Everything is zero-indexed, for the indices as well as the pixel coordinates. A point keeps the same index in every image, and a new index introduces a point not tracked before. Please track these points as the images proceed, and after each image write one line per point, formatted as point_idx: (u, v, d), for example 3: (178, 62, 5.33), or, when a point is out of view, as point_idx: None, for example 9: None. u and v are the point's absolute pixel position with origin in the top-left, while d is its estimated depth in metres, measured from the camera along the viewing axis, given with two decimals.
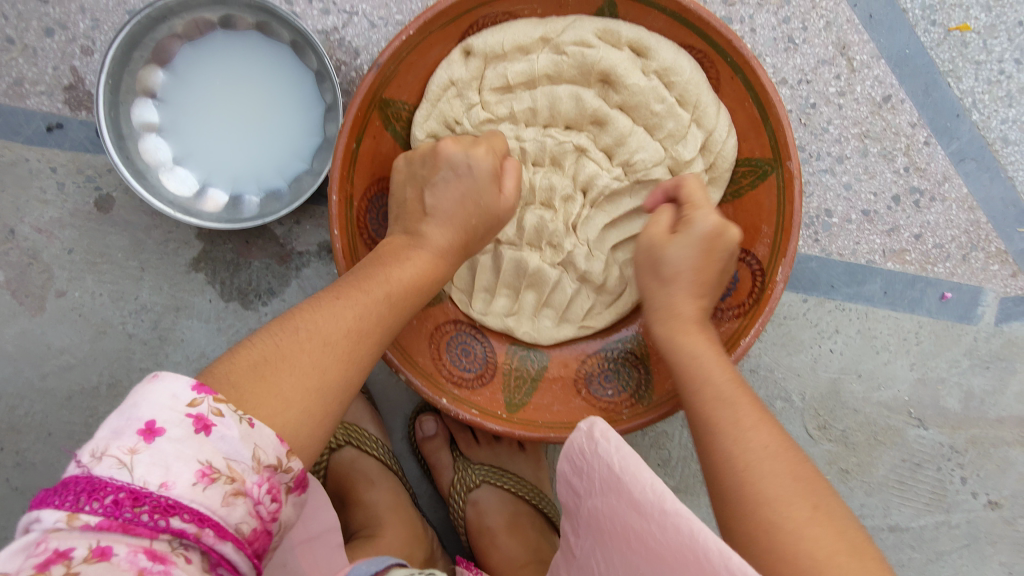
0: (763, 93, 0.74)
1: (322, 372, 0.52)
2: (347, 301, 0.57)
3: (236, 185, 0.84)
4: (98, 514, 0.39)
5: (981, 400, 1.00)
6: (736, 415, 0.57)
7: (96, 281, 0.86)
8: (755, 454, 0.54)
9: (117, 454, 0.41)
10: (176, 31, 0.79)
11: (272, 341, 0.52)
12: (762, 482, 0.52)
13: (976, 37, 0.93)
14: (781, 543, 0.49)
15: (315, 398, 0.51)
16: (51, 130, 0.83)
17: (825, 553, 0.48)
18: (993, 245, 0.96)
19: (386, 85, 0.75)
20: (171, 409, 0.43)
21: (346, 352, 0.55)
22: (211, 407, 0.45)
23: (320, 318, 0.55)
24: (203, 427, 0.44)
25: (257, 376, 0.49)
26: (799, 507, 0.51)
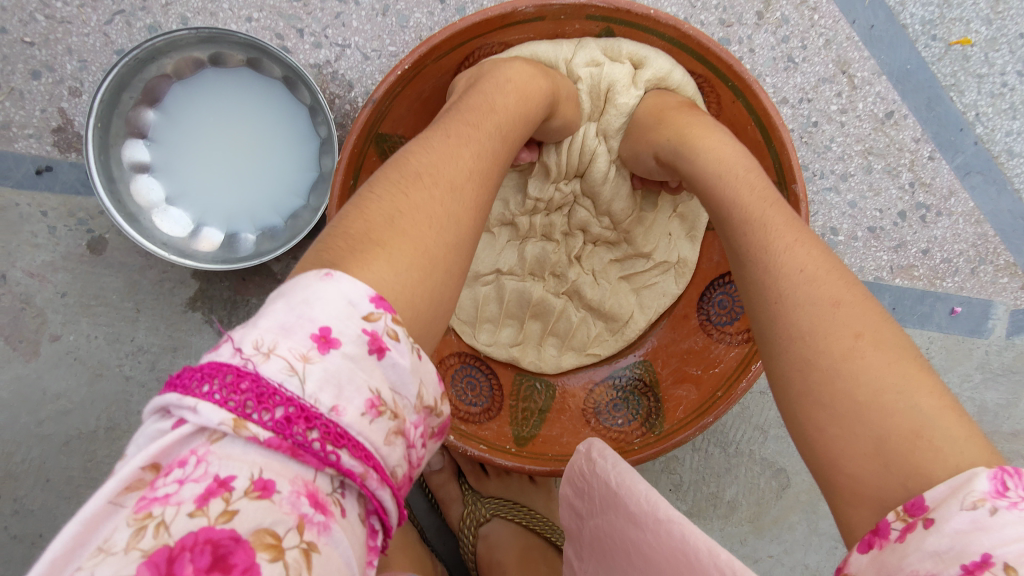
0: (767, 116, 0.73)
1: (453, 221, 0.46)
2: (460, 136, 0.53)
3: (231, 224, 0.82)
4: (268, 429, 0.30)
5: (995, 414, 0.99)
6: (776, 241, 0.51)
7: (90, 324, 0.84)
8: (794, 283, 0.48)
9: (286, 355, 0.32)
10: (164, 70, 0.77)
11: (391, 191, 0.45)
12: (793, 316, 0.46)
13: (978, 51, 0.92)
14: (820, 379, 0.43)
15: (454, 256, 0.46)
16: (40, 174, 0.82)
17: (863, 389, 0.42)
18: (1002, 258, 0.95)
19: (381, 120, 0.73)
20: (347, 317, 0.35)
21: (468, 197, 0.49)
22: (387, 327, 0.36)
23: (430, 162, 0.49)
24: (377, 349, 0.35)
25: (397, 233, 0.42)
26: (840, 338, 0.44)
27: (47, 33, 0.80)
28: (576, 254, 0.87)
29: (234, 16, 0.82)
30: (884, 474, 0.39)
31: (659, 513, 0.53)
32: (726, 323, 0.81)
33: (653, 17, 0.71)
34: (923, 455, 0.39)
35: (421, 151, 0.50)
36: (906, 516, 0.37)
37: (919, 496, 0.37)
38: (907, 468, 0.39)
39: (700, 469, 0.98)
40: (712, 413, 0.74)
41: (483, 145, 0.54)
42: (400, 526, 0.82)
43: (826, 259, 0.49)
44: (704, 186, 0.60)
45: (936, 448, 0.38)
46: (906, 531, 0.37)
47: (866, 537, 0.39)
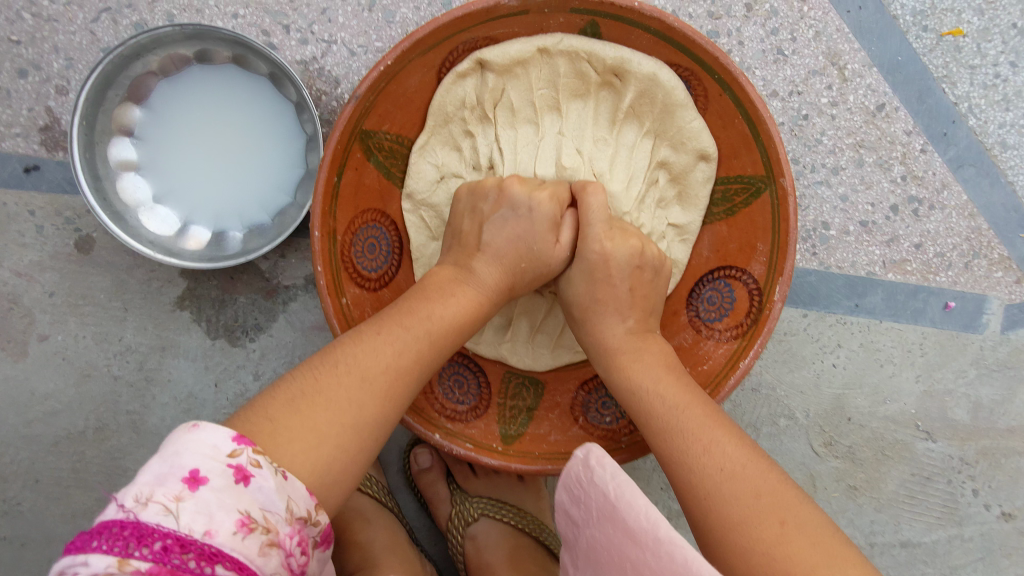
0: (754, 110, 0.72)
1: (359, 414, 0.51)
2: (389, 333, 0.56)
3: (219, 222, 0.82)
4: (148, 560, 0.37)
5: (990, 410, 0.98)
6: (693, 436, 0.56)
7: (78, 323, 0.84)
8: (712, 475, 0.53)
9: (162, 501, 0.39)
10: (150, 68, 0.78)
11: (310, 375, 0.52)
12: (723, 509, 0.51)
13: (970, 42, 0.91)
14: (761, 564, 0.47)
15: (350, 439, 0.50)
16: (28, 172, 0.82)
17: (801, 565, 0.46)
18: (996, 252, 0.94)
19: (366, 116, 0.73)
20: (213, 457, 0.42)
21: (382, 389, 0.53)
22: (251, 457, 0.43)
23: (359, 355, 0.54)
24: (244, 477, 0.42)
25: (291, 411, 0.49)
26: (767, 527, 0.49)
27: (34, 31, 0.80)
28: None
29: (220, 12, 0.82)
30: None
31: (657, 533, 0.51)
32: (714, 320, 0.80)
33: (637, 9, 0.71)
34: None
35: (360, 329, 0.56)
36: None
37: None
38: None
39: None
40: None
41: (427, 321, 0.58)
42: (391, 526, 0.82)
43: (746, 454, 0.54)
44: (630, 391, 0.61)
45: None
46: None
47: None
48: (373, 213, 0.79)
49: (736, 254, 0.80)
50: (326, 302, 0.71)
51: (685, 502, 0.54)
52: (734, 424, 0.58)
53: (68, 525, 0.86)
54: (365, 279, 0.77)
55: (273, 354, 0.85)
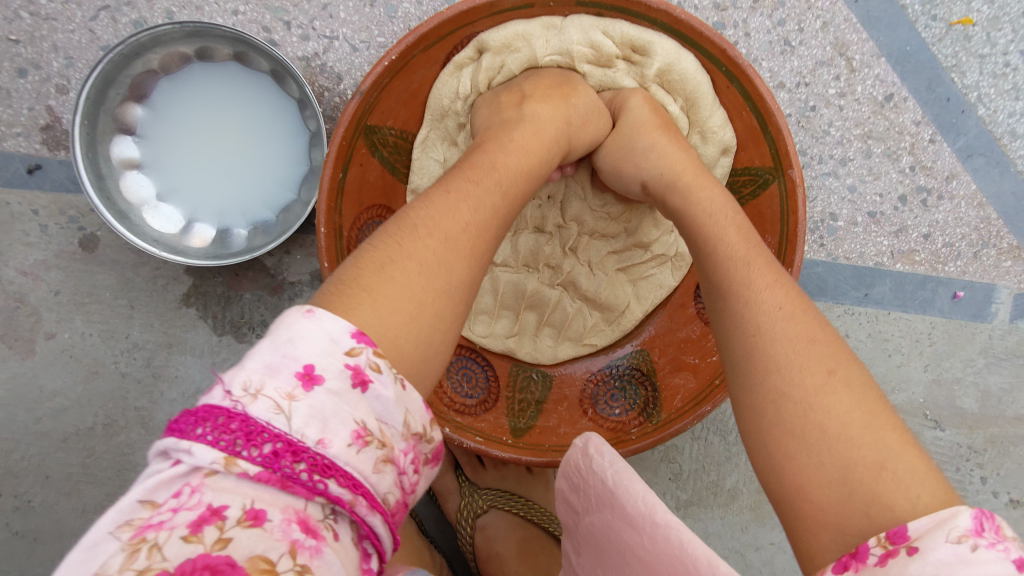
0: (762, 101, 0.71)
1: (448, 270, 0.47)
2: (460, 191, 0.52)
3: (223, 220, 0.81)
4: (257, 465, 0.32)
5: (998, 399, 0.97)
6: (745, 283, 0.53)
7: (84, 322, 0.84)
8: (769, 318, 0.50)
9: (274, 395, 0.34)
10: (151, 66, 0.76)
11: (381, 244, 0.46)
12: (775, 350, 0.48)
13: (980, 30, 0.89)
14: (791, 412, 0.45)
15: (444, 302, 0.46)
16: (31, 172, 0.81)
17: (833, 424, 0.44)
18: (1005, 241, 0.93)
19: (370, 112, 0.72)
20: (331, 352, 0.36)
21: (465, 248, 0.50)
22: (370, 360, 0.38)
23: (434, 215, 0.50)
24: (361, 382, 0.37)
25: (386, 280, 0.44)
26: (814, 374, 0.46)
27: (32, 30, 0.79)
28: (571, 245, 0.86)
29: (220, 9, 0.81)
30: (848, 503, 0.41)
31: (656, 517, 0.52)
32: None
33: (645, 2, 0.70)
34: (886, 486, 0.41)
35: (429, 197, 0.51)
36: (888, 543, 0.38)
37: (902, 526, 0.39)
38: (869, 495, 0.41)
39: (700, 458, 0.97)
40: (711, 403, 0.74)
41: (491, 193, 0.54)
42: (400, 520, 0.83)
43: (798, 304, 0.51)
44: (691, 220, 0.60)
45: (897, 480, 0.41)
46: (887, 557, 0.38)
47: (843, 559, 0.40)
48: (378, 209, 0.78)
49: None
50: None
51: (730, 344, 0.51)
52: (789, 278, 0.54)
53: (80, 519, 0.87)
54: None
55: None
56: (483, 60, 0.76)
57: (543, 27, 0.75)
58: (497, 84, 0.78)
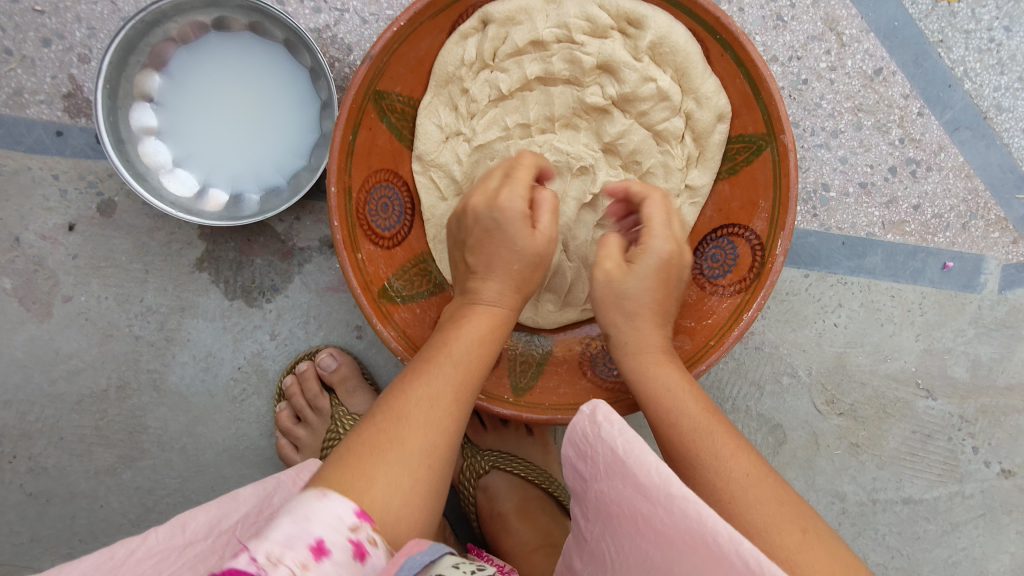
0: (754, 68, 0.75)
1: (419, 467, 0.53)
2: (424, 374, 0.59)
3: (236, 185, 0.84)
4: None
5: (989, 369, 1.00)
6: (713, 448, 0.59)
7: (100, 285, 0.87)
8: (740, 483, 0.56)
9: (293, 563, 0.40)
10: (170, 35, 0.80)
11: (364, 437, 0.54)
12: (750, 509, 0.54)
13: (964, 7, 0.93)
14: (777, 572, 0.50)
15: (415, 481, 0.52)
16: (71, 230, 0.86)
17: (818, 573, 0.49)
18: (993, 213, 0.96)
19: (379, 77, 0.76)
20: (336, 529, 0.44)
21: (433, 421, 0.56)
22: (366, 536, 0.46)
23: (397, 401, 0.57)
24: (361, 553, 0.44)
25: (361, 463, 0.51)
26: (790, 534, 0.52)
27: (57, 1, 0.83)
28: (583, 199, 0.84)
29: None
30: None
31: (671, 489, 0.51)
32: (718, 276, 0.82)
33: None
34: None
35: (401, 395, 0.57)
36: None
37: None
38: None
39: None
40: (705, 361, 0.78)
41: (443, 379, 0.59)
42: None
43: (760, 467, 0.58)
44: (651, 391, 0.65)
45: None
46: None
47: None
48: (385, 174, 0.81)
49: (738, 213, 0.82)
50: (343, 255, 0.74)
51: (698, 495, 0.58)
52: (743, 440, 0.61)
53: (93, 481, 0.89)
54: (379, 237, 0.80)
55: (290, 314, 0.89)
56: (488, 30, 0.79)
57: (544, 3, 0.79)
58: (501, 54, 0.80)
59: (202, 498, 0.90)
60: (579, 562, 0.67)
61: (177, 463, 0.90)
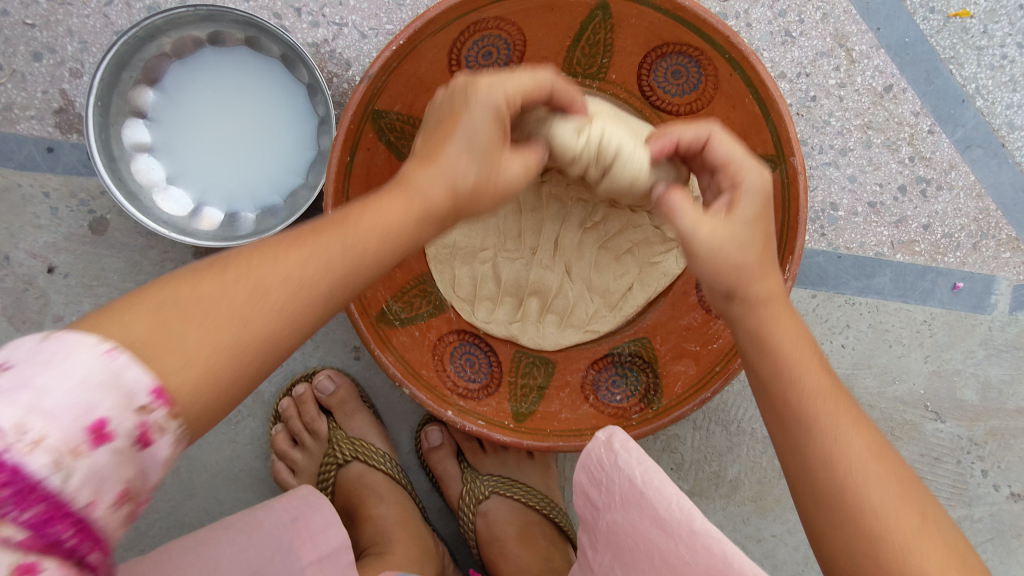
0: (764, 89, 0.72)
1: (239, 347, 0.42)
2: (318, 243, 0.46)
3: (231, 203, 0.82)
4: (23, 529, 0.32)
5: (999, 391, 0.98)
6: (796, 376, 0.52)
7: (91, 304, 0.84)
8: (828, 418, 0.51)
9: (54, 450, 0.33)
10: (164, 50, 0.78)
11: (240, 260, 0.44)
12: (840, 446, 0.50)
13: (977, 23, 0.91)
14: (860, 513, 0.48)
15: (231, 356, 0.42)
16: (52, 271, 0.84)
17: (902, 522, 0.48)
18: (1004, 232, 0.94)
19: (377, 96, 0.73)
20: (124, 409, 0.36)
21: (296, 308, 0.44)
22: (158, 420, 0.38)
23: (271, 258, 0.45)
24: (144, 442, 0.37)
25: (180, 305, 0.41)
26: (880, 474, 0.49)
27: (48, 14, 0.81)
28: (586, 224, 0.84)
29: None
30: None
31: (693, 525, 0.49)
32: None
33: None
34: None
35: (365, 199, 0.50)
36: None
37: None
38: None
39: (701, 447, 0.98)
40: (711, 389, 0.75)
41: (352, 242, 0.47)
42: (403, 501, 0.83)
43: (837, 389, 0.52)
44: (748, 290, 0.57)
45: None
46: None
47: None
48: None
49: None
50: None
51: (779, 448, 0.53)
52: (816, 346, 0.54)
53: None
54: None
55: None
56: None
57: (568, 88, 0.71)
58: None
59: (195, 521, 0.88)
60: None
61: (169, 485, 0.88)
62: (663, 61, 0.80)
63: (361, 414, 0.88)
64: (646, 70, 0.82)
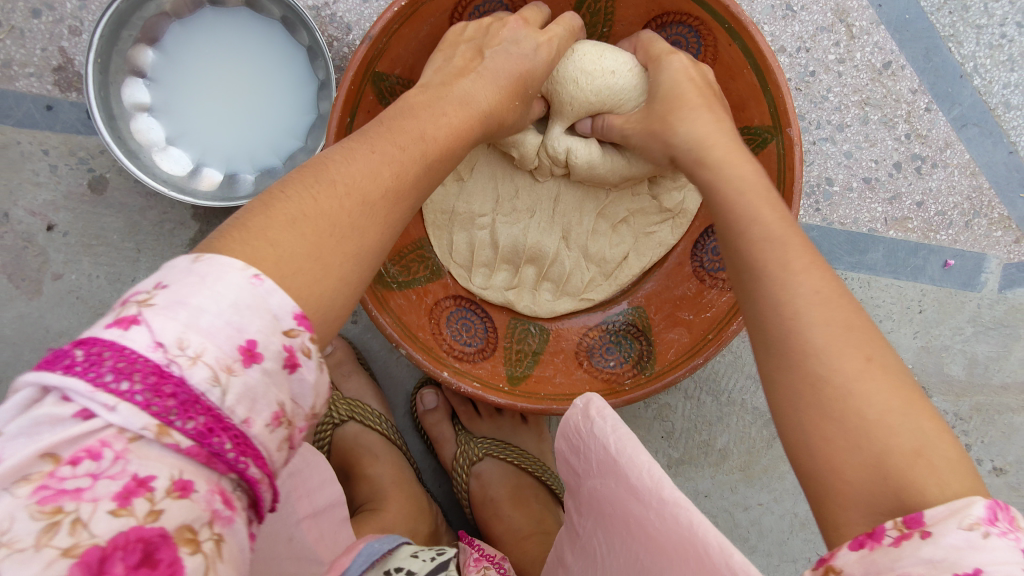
0: (763, 59, 0.72)
1: (358, 241, 0.44)
2: (358, 151, 0.47)
3: (231, 164, 0.82)
4: (189, 438, 0.31)
5: (985, 367, 0.99)
6: (772, 257, 0.47)
7: (90, 264, 0.85)
8: (807, 303, 0.44)
9: (212, 365, 0.33)
10: (164, 9, 0.78)
11: (308, 173, 0.44)
12: (808, 334, 0.43)
13: (977, 2, 0.92)
14: (832, 400, 0.41)
15: (352, 265, 0.43)
16: (51, 230, 0.84)
17: (871, 408, 0.40)
18: (996, 212, 0.95)
19: (379, 58, 0.73)
20: (272, 331, 0.35)
21: (382, 213, 0.46)
22: (306, 345, 0.37)
23: (343, 165, 0.46)
24: (292, 366, 0.36)
25: (295, 229, 0.40)
26: (851, 360, 0.42)
27: None
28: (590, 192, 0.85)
29: None
30: (880, 488, 0.39)
31: (663, 494, 0.48)
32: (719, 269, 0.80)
33: None
34: (921, 472, 0.38)
35: (452, 55, 0.64)
36: (904, 528, 0.37)
37: (919, 512, 0.37)
38: (902, 485, 0.38)
39: (692, 417, 1.00)
40: (702, 354, 0.76)
41: (428, 129, 0.53)
42: (399, 462, 0.85)
43: (838, 283, 0.45)
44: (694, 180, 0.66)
45: (934, 467, 0.38)
46: (901, 538, 0.36)
47: (858, 540, 0.38)
48: None
49: None
50: None
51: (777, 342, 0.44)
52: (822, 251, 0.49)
53: None
54: None
55: None
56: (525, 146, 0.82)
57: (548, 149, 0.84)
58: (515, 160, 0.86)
59: None
60: (569, 555, 0.67)
61: None
62: (663, 31, 0.81)
63: (358, 375, 0.89)
64: None
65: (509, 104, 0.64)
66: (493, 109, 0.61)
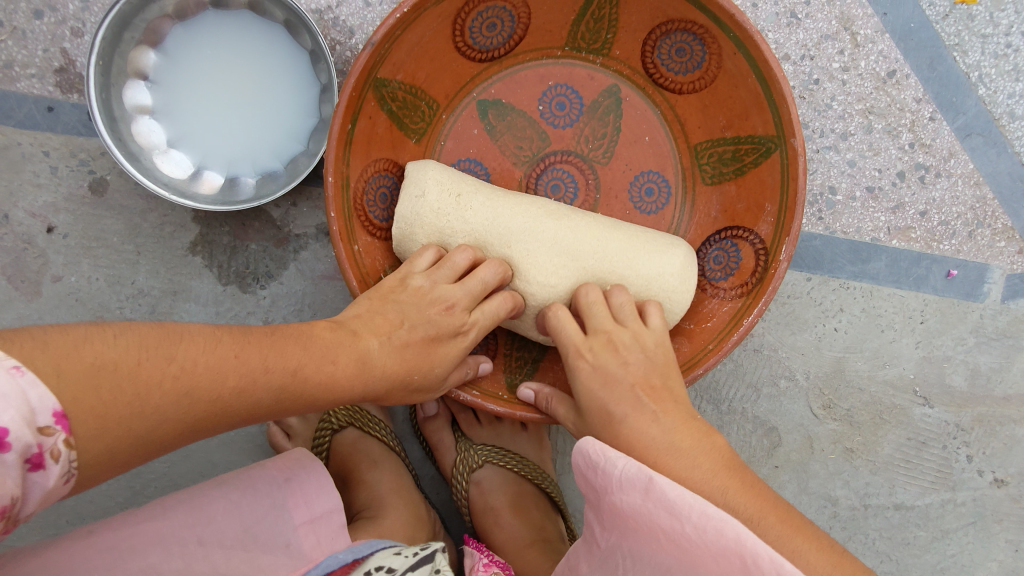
0: (767, 68, 0.72)
1: (162, 424, 0.45)
2: (224, 341, 0.50)
3: (232, 168, 0.82)
4: None
5: (987, 378, 0.99)
6: (629, 419, 0.61)
7: (90, 266, 0.84)
8: (653, 434, 0.59)
9: None
10: (166, 10, 0.78)
11: (173, 342, 0.47)
12: (674, 459, 0.57)
13: (982, 10, 0.91)
14: (708, 505, 0.53)
15: (133, 446, 0.45)
16: (51, 231, 0.84)
17: (733, 502, 0.53)
18: (1000, 222, 0.95)
19: (381, 63, 0.73)
20: (24, 426, 0.39)
21: (196, 411, 0.47)
22: (56, 446, 0.41)
23: (197, 355, 0.48)
24: (36, 466, 0.40)
25: (96, 402, 0.42)
26: (704, 463, 0.56)
27: None
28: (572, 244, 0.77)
29: None
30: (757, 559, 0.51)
31: (706, 509, 0.47)
32: (720, 278, 0.80)
33: None
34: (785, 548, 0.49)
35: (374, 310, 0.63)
36: None
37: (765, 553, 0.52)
38: (771, 556, 0.50)
39: None
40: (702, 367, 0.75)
41: (305, 363, 0.54)
42: (398, 468, 0.84)
43: (684, 431, 0.59)
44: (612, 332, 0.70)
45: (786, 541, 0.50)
46: None
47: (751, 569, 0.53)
48: (385, 162, 0.79)
49: (744, 215, 0.80)
50: (340, 248, 0.72)
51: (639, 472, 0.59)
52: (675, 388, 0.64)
53: None
54: (377, 228, 0.78)
55: (284, 302, 0.87)
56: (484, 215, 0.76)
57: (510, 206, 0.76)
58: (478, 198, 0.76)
59: (191, 483, 0.90)
60: (586, 565, 0.65)
61: None
62: (667, 38, 0.80)
63: None
64: (650, 46, 0.82)
65: (404, 376, 0.62)
66: (382, 373, 0.60)
